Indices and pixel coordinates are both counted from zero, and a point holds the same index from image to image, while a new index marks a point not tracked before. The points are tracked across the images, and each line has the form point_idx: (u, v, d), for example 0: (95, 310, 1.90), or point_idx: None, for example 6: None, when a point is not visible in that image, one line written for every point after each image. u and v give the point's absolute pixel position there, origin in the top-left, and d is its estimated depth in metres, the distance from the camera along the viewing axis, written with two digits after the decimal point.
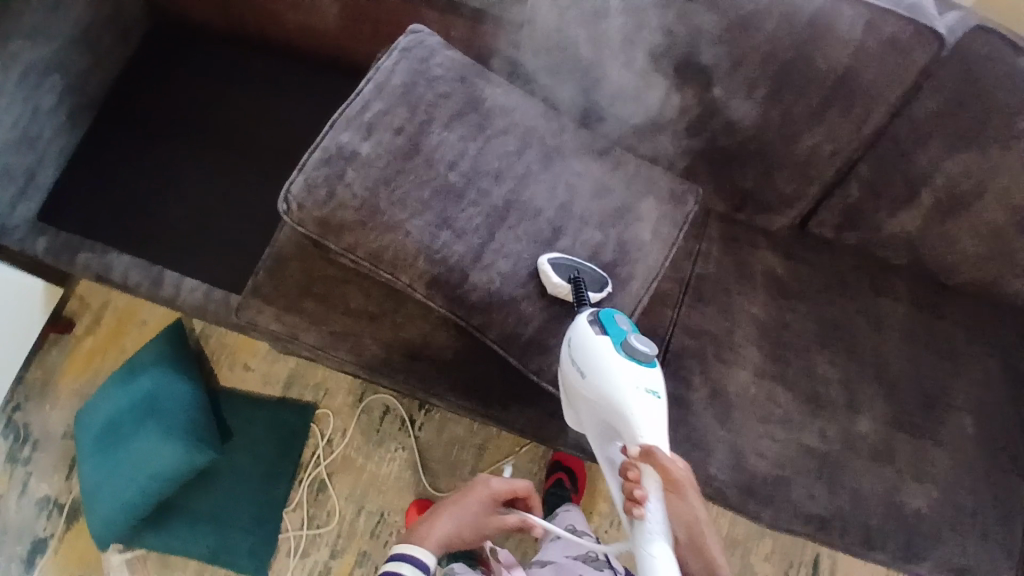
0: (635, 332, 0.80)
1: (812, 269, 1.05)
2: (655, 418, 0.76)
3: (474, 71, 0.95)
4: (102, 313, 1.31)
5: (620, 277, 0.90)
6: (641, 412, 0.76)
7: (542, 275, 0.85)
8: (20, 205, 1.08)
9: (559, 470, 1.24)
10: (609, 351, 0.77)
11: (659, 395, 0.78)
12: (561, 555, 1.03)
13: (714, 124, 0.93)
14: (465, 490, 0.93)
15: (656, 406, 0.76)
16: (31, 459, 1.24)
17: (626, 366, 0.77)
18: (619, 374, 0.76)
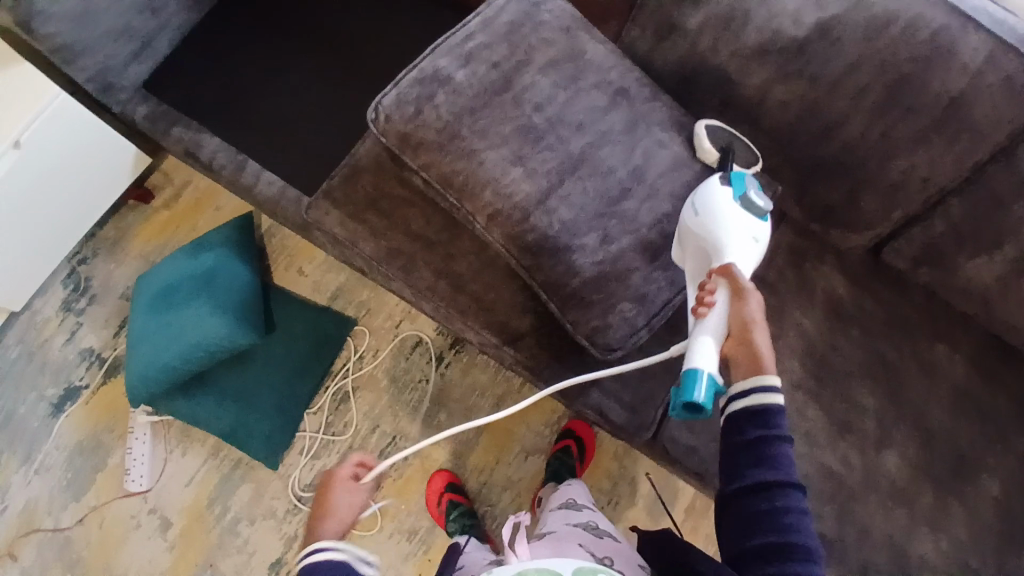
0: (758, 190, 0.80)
1: (870, 297, 1.03)
2: (751, 257, 0.77)
3: (581, 25, 0.95)
4: (182, 191, 1.38)
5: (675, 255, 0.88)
6: (738, 246, 0.76)
7: (694, 139, 0.91)
8: (133, 66, 1.17)
9: (568, 437, 1.25)
10: (726, 199, 0.78)
11: (756, 248, 0.77)
12: (560, 522, 0.98)
13: (811, 126, 0.89)
14: (343, 483, 0.95)
15: (754, 251, 0.77)
16: (84, 310, 1.34)
17: (737, 210, 0.77)
18: (728, 215, 0.77)
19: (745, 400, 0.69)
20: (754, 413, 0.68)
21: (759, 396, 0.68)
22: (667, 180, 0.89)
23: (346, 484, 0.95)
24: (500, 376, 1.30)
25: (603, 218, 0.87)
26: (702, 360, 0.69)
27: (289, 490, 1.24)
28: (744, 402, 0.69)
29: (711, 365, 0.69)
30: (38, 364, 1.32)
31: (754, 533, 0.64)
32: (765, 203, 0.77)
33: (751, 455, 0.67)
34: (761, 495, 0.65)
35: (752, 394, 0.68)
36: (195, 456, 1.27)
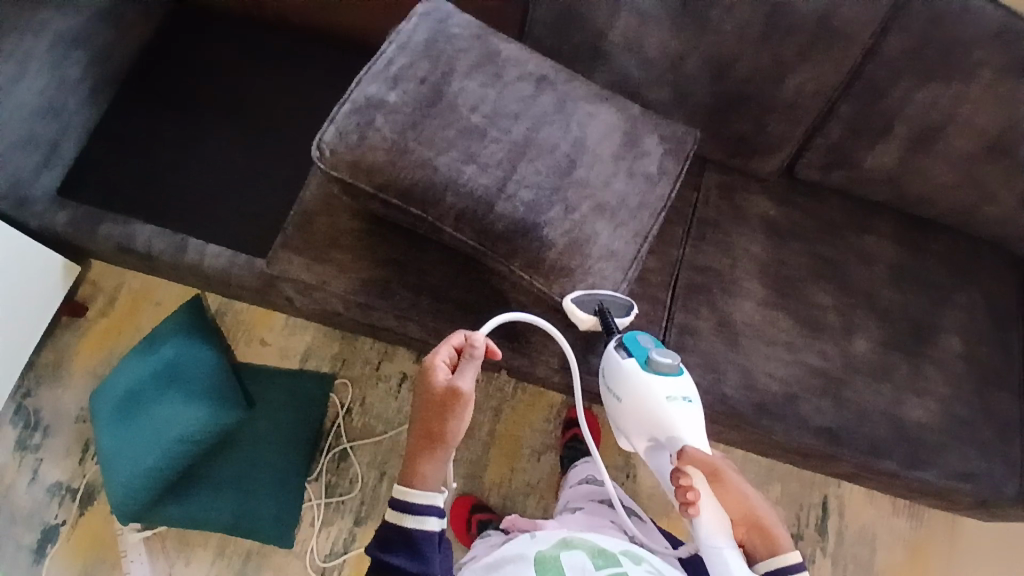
0: (658, 347, 0.83)
1: (800, 210, 1.13)
2: (694, 417, 0.81)
3: (488, 31, 1.02)
4: (116, 295, 1.32)
5: (629, 210, 0.96)
6: (677, 422, 0.80)
7: (568, 313, 0.90)
8: (44, 174, 1.12)
9: (575, 426, 1.27)
10: (638, 374, 0.81)
11: (691, 408, 0.82)
12: (584, 498, 1.04)
13: (711, 71, 1.01)
14: (444, 405, 0.75)
15: (691, 411, 0.81)
16: (41, 445, 1.24)
17: (649, 383, 0.80)
18: (651, 390, 0.80)
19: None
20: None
21: (790, 575, 0.77)
22: (605, 144, 0.97)
23: (449, 404, 0.75)
24: (490, 386, 1.31)
25: (563, 188, 0.93)
26: (732, 574, 0.75)
27: (310, 567, 1.18)
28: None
29: (739, 572, 0.75)
30: (4, 514, 1.19)
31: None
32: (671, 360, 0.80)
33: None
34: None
35: (784, 575, 0.77)
36: (202, 560, 1.18)
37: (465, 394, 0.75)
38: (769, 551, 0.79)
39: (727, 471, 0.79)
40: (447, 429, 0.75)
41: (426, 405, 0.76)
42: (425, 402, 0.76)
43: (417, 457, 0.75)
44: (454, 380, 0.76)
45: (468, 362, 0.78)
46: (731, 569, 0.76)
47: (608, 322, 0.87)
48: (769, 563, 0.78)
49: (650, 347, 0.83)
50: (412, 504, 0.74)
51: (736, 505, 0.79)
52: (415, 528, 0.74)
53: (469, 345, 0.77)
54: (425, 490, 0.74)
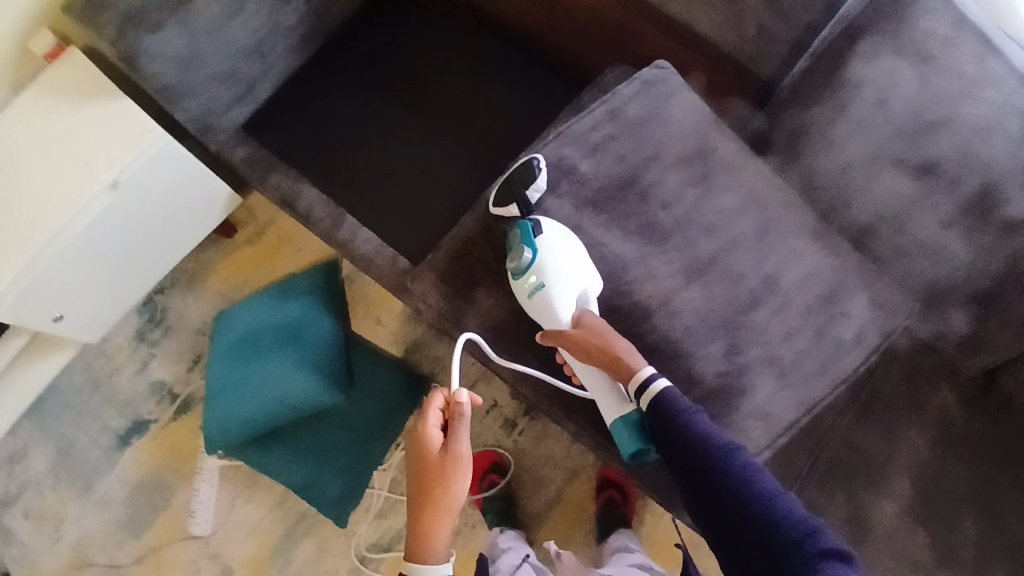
0: (517, 242, 0.82)
1: (989, 420, 0.96)
2: (558, 293, 0.79)
3: (712, 122, 0.92)
4: (264, 229, 1.36)
5: (800, 374, 0.84)
6: (554, 311, 0.80)
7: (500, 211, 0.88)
8: (234, 108, 1.13)
9: (608, 486, 1.23)
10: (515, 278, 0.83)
11: (554, 285, 0.79)
12: (618, 565, 1.06)
13: (936, 249, 0.88)
14: (443, 473, 0.72)
15: (561, 287, 0.79)
16: (156, 342, 1.32)
17: (518, 282, 0.82)
18: (522, 290, 0.82)
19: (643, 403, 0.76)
20: (656, 406, 0.75)
21: (644, 391, 0.75)
22: (800, 291, 0.85)
23: (449, 469, 0.73)
24: (575, 448, 1.27)
25: (734, 327, 0.83)
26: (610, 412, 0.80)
27: (353, 551, 1.21)
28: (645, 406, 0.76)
29: (614, 412, 0.80)
30: (107, 393, 1.31)
31: (732, 493, 0.69)
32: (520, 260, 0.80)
33: (676, 432, 0.73)
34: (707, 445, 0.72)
35: (643, 392, 0.76)
36: (259, 504, 1.25)
37: (461, 455, 0.73)
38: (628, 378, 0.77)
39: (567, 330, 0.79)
40: (449, 496, 0.72)
41: (424, 475, 0.73)
42: (421, 473, 0.73)
43: (424, 531, 0.73)
44: (449, 443, 0.73)
45: (457, 420, 0.74)
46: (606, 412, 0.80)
47: (525, 207, 0.84)
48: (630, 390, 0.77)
49: (516, 244, 0.82)
50: None
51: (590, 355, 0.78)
52: None
53: (455, 402, 0.73)
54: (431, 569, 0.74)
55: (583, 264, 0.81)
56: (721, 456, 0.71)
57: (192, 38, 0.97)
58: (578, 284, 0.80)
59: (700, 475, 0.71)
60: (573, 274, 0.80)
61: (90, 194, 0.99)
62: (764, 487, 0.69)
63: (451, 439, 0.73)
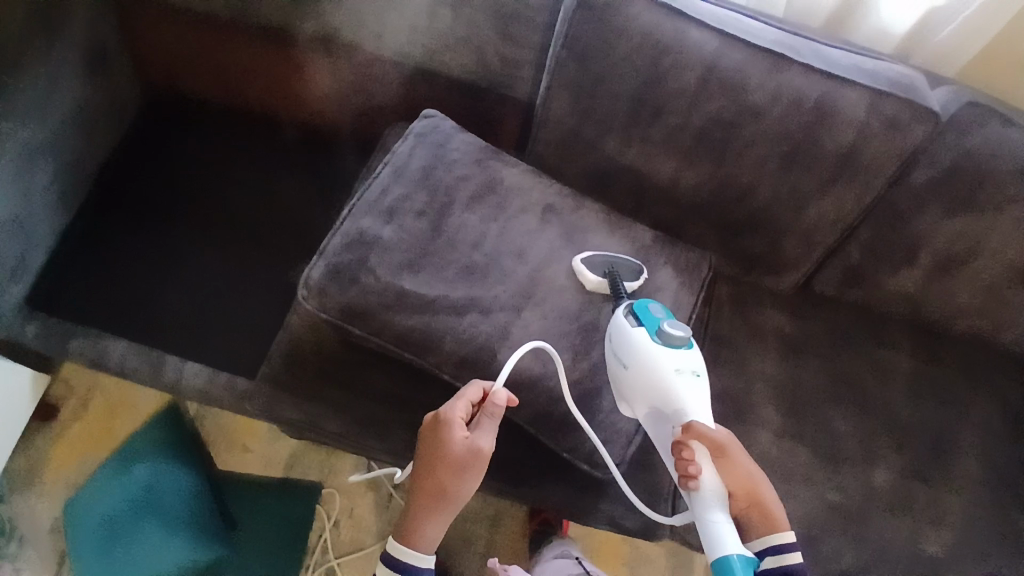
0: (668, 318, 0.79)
1: (818, 326, 1.08)
2: (696, 400, 0.76)
3: (490, 154, 0.96)
4: (90, 398, 1.24)
5: None
6: (676, 395, 0.75)
7: (576, 274, 0.88)
8: (8, 289, 1.01)
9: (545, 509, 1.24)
10: (645, 343, 0.77)
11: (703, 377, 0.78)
12: None
13: (722, 200, 0.95)
14: (462, 468, 0.72)
15: (698, 385, 0.76)
16: (16, 556, 1.13)
17: (653, 355, 0.76)
18: (654, 360, 0.76)
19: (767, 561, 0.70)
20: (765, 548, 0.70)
21: (784, 551, 0.69)
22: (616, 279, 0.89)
23: (468, 465, 0.72)
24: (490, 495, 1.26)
25: (573, 334, 0.86)
26: (729, 545, 0.68)
27: None
28: (769, 564, 0.69)
29: (736, 546, 0.68)
30: None
31: None
32: (683, 331, 0.76)
33: None
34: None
35: (773, 557, 0.69)
36: None
37: (484, 455, 0.73)
38: (766, 529, 0.71)
39: (735, 445, 0.72)
40: (460, 487, 0.73)
41: (438, 465, 0.72)
42: (438, 465, 0.72)
43: (424, 516, 0.73)
44: (474, 439, 0.73)
45: (488, 416, 0.74)
46: (718, 545, 0.68)
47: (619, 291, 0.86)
48: (758, 541, 0.71)
49: (661, 318, 0.79)
50: (409, 569, 0.73)
51: (731, 476, 0.72)
52: None
53: (492, 402, 0.74)
54: (422, 555, 0.73)
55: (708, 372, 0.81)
56: None
57: None
58: (702, 400, 0.77)
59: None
60: (703, 392, 0.77)
61: None
62: None
63: (479, 436, 0.73)
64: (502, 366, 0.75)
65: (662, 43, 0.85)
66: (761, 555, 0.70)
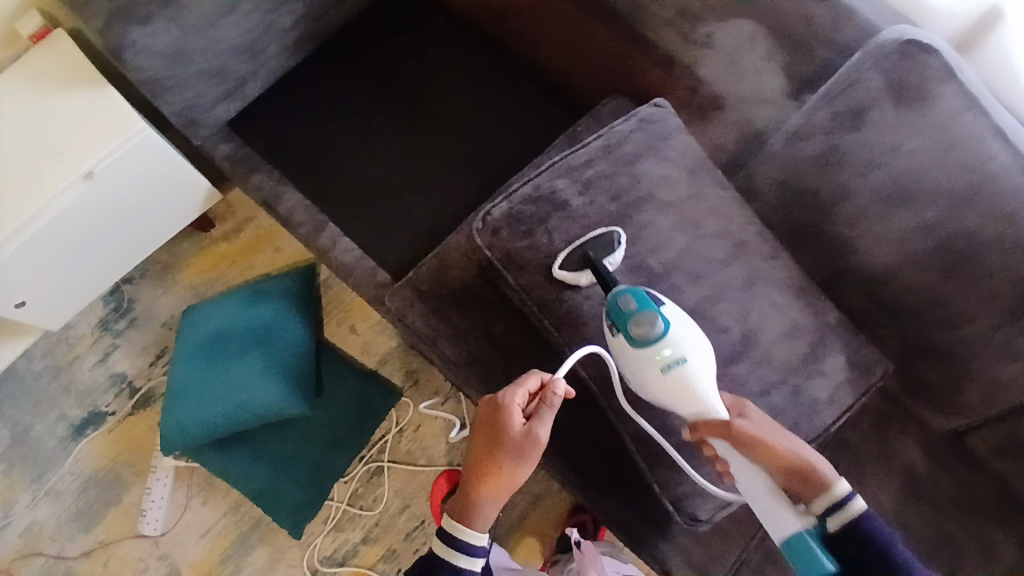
0: (641, 307, 0.73)
1: (952, 482, 0.98)
2: (698, 363, 0.73)
3: (705, 167, 0.92)
4: (244, 226, 1.34)
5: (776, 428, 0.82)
6: (688, 387, 0.73)
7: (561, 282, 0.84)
8: (220, 106, 1.11)
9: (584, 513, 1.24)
10: (632, 352, 0.74)
11: (694, 356, 0.74)
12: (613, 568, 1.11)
13: (924, 315, 0.87)
14: (516, 452, 0.72)
15: (705, 370, 0.74)
16: (122, 332, 1.30)
17: (642, 352, 0.73)
18: (647, 361, 0.73)
19: (839, 520, 0.73)
20: (855, 531, 0.73)
21: (843, 510, 0.73)
22: (780, 348, 0.83)
23: (523, 450, 0.72)
24: (542, 474, 1.27)
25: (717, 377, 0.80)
26: (792, 522, 0.73)
27: (306, 562, 1.20)
28: (832, 524, 0.74)
29: (793, 522, 0.73)
30: (67, 382, 1.29)
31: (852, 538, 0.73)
32: (651, 321, 0.72)
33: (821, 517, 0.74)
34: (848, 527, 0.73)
35: (836, 513, 0.74)
36: (214, 507, 1.23)
37: (539, 442, 0.73)
38: (815, 491, 0.74)
39: (745, 427, 0.73)
40: (515, 473, 0.73)
41: (495, 449, 0.73)
42: (494, 448, 0.73)
43: (478, 497, 0.73)
44: (531, 428, 0.73)
45: (546, 408, 0.73)
46: (785, 524, 0.73)
47: (604, 275, 0.81)
48: (820, 501, 0.74)
49: (629, 312, 0.74)
50: (466, 541, 0.74)
51: (772, 460, 0.74)
52: (463, 565, 0.75)
53: (551, 393, 0.72)
54: (478, 530, 0.74)
55: (700, 335, 0.76)
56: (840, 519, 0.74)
57: (182, 33, 0.96)
58: (700, 347, 0.75)
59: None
60: (693, 334, 0.75)
61: (65, 187, 0.97)
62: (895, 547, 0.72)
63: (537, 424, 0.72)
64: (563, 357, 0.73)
65: (939, 135, 0.82)
66: (824, 519, 0.74)
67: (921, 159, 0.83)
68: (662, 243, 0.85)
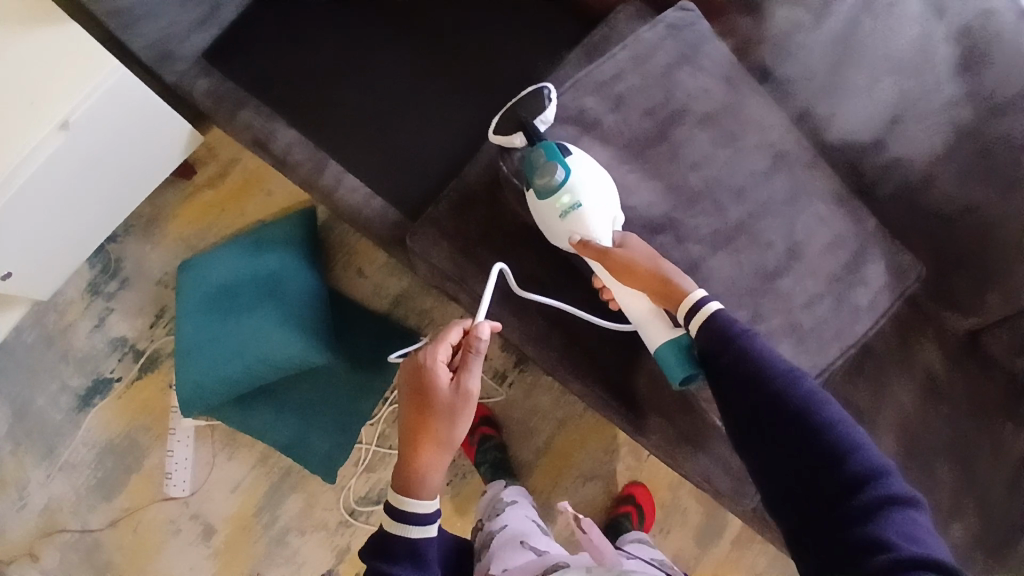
0: (547, 160, 0.76)
1: (968, 378, 1.02)
2: (593, 210, 0.76)
3: (742, 75, 0.86)
4: (229, 170, 1.25)
5: (811, 345, 0.83)
6: (575, 230, 0.77)
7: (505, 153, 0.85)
8: (196, 35, 1.03)
9: (629, 503, 1.24)
10: (538, 203, 0.78)
11: (591, 202, 0.76)
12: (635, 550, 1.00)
13: (958, 214, 0.87)
14: (448, 410, 0.71)
15: (596, 210, 0.76)
16: (115, 295, 1.23)
17: (546, 202, 0.77)
18: (543, 209, 0.77)
19: (693, 322, 0.72)
20: (710, 330, 0.71)
21: (695, 315, 0.72)
22: (823, 260, 0.83)
23: (456, 407, 0.72)
24: (565, 399, 1.28)
25: (761, 292, 0.81)
26: (657, 335, 0.77)
27: (342, 504, 1.21)
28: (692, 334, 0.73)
29: (659, 335, 0.77)
30: (66, 351, 1.23)
31: (760, 376, 0.67)
32: (551, 172, 0.75)
33: (730, 352, 0.70)
34: (751, 358, 0.68)
35: (692, 317, 0.73)
36: (241, 462, 1.21)
37: (471, 392, 0.72)
38: (672, 305, 0.74)
39: (611, 256, 0.75)
40: (452, 432, 0.72)
41: (426, 409, 0.72)
42: (424, 408, 0.72)
43: (416, 462, 0.73)
44: (461, 380, 0.72)
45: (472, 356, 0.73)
46: (651, 336, 0.78)
47: (534, 136, 0.79)
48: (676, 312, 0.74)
49: (538, 162, 0.77)
50: (411, 512, 0.74)
51: (631, 281, 0.75)
52: (416, 538, 0.75)
53: (474, 339, 0.72)
54: (423, 499, 0.74)
55: (604, 181, 0.78)
56: (745, 350, 0.69)
57: None
58: (603, 202, 0.77)
59: (830, 498, 0.62)
60: (600, 189, 0.77)
61: (40, 138, 0.88)
62: (796, 380, 0.67)
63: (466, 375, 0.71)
64: (482, 299, 0.73)
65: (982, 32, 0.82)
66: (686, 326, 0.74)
67: (948, 61, 0.84)
68: (699, 161, 0.83)
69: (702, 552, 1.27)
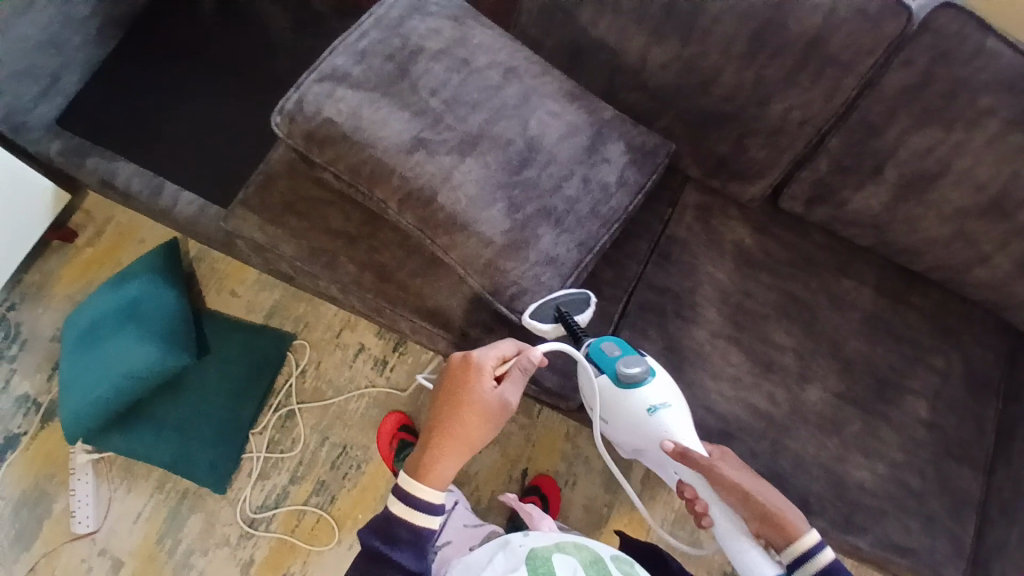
0: (627, 356, 0.84)
1: (778, 243, 1.07)
2: (680, 421, 0.84)
3: (468, 15, 0.99)
4: (105, 228, 1.38)
5: (567, 225, 0.93)
6: (664, 430, 0.84)
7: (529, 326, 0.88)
8: (42, 105, 1.16)
9: (534, 493, 1.25)
10: (615, 395, 0.84)
11: (671, 410, 0.84)
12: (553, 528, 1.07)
13: (689, 86, 0.95)
14: (484, 410, 0.76)
15: (675, 414, 0.84)
16: (17, 357, 1.32)
17: (628, 397, 0.84)
18: (635, 404, 0.83)
19: (808, 569, 0.78)
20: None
21: (814, 558, 0.78)
22: (563, 146, 0.94)
23: (491, 412, 0.76)
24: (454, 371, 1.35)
25: (511, 184, 0.90)
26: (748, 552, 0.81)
27: (240, 517, 1.22)
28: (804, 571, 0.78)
29: (751, 558, 0.80)
30: None
31: None
32: (635, 368, 0.82)
33: None
34: None
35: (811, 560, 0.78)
36: (140, 492, 1.25)
37: (508, 404, 0.77)
38: (785, 540, 0.79)
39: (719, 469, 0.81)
40: (480, 432, 0.76)
41: (461, 402, 0.76)
42: (459, 399, 0.76)
43: (437, 451, 0.75)
44: (502, 390, 0.77)
45: (515, 372, 0.78)
46: (743, 555, 0.81)
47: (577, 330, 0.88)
48: (789, 549, 0.79)
49: (616, 356, 0.84)
50: (422, 500, 0.74)
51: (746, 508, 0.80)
52: (423, 526, 0.75)
53: (524, 359, 0.78)
54: (434, 488, 0.75)
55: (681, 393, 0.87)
56: None
57: None
58: (680, 401, 0.86)
59: None
60: (679, 397, 0.86)
61: None
62: None
63: (508, 387, 0.77)
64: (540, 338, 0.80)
65: None
66: (797, 566, 0.79)
67: None
68: (438, 86, 0.92)
69: (614, 493, 1.28)
